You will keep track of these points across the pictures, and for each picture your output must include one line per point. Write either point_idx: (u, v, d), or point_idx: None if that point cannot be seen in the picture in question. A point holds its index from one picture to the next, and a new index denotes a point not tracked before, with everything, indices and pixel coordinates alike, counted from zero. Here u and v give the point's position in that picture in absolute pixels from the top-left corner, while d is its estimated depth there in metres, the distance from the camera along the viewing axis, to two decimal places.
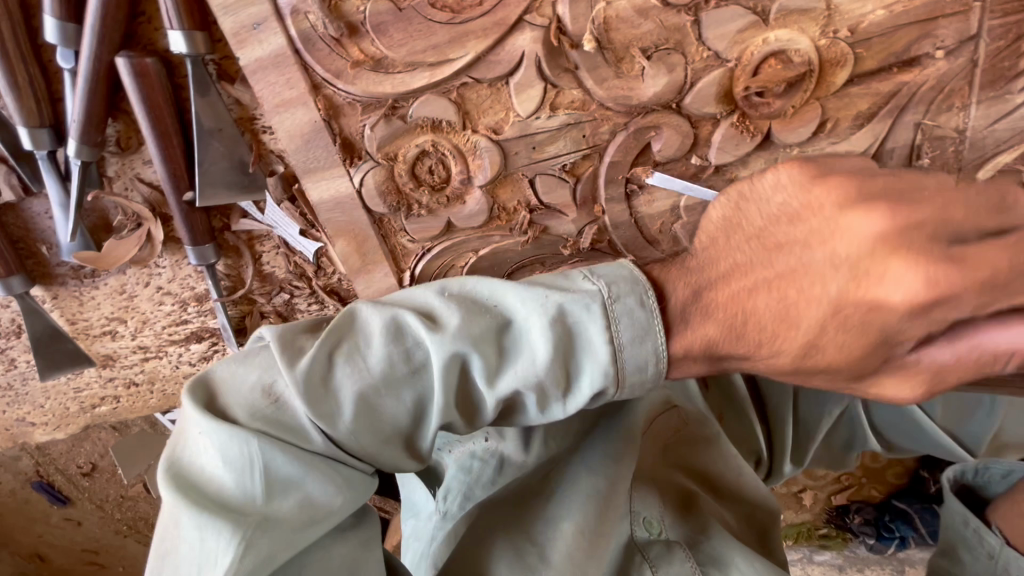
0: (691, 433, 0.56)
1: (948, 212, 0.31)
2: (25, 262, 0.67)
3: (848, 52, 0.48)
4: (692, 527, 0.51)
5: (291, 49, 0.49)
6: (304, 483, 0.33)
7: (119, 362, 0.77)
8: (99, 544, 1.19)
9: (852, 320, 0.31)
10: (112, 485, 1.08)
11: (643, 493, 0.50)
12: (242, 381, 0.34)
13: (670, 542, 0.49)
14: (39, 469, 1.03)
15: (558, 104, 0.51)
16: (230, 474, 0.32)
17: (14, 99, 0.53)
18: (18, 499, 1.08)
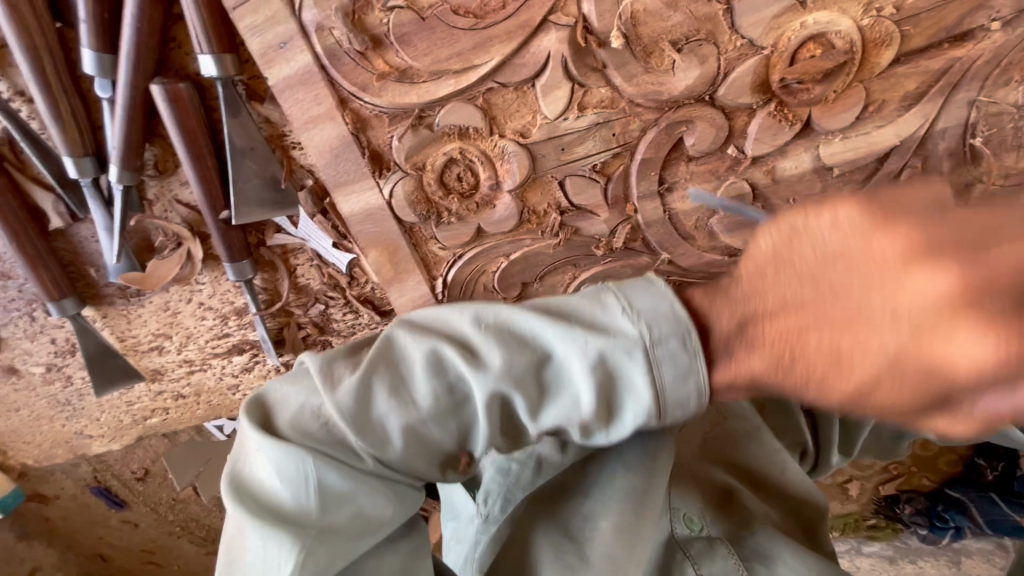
0: (728, 427, 0.56)
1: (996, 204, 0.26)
2: (76, 284, 0.70)
3: (894, 31, 0.45)
4: (735, 523, 0.50)
5: (318, 66, 0.49)
6: (355, 497, 0.33)
7: (167, 375, 0.80)
8: (155, 544, 1.25)
9: (909, 325, 0.26)
10: (165, 489, 1.12)
11: (681, 490, 0.51)
12: (292, 400, 0.34)
13: (712, 538, 0.49)
14: (97, 475, 1.08)
15: (586, 103, 0.50)
16: (286, 488, 0.32)
17: (59, 131, 0.55)
18: (79, 504, 1.13)
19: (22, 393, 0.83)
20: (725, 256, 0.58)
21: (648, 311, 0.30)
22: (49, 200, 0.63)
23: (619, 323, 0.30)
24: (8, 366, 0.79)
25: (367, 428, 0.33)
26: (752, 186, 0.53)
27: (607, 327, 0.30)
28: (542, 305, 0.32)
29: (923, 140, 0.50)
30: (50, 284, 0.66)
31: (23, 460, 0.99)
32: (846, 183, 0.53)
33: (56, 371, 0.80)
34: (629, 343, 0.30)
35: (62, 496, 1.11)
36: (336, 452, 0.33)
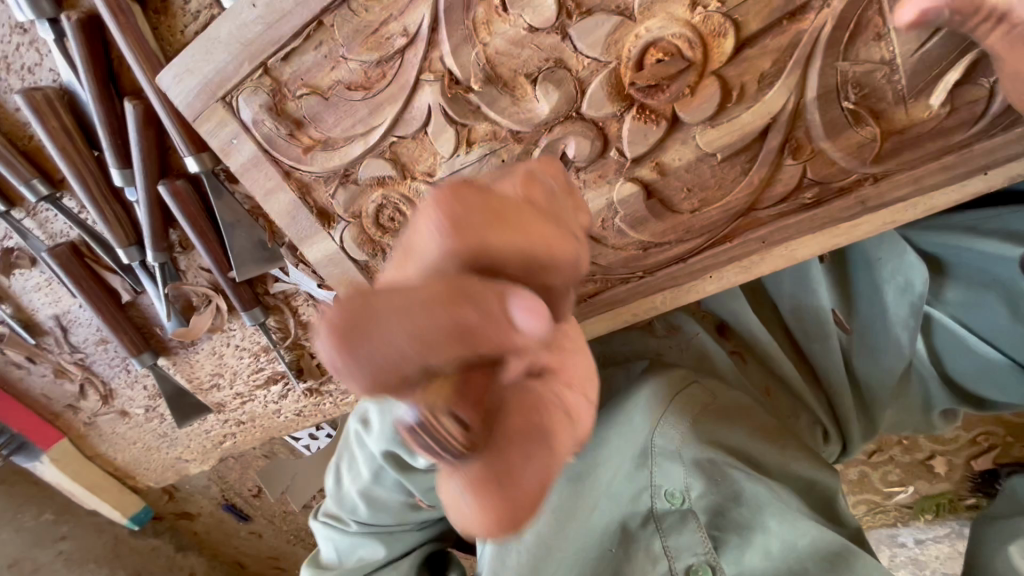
0: (714, 405, 0.71)
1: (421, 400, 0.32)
2: (150, 341, 0.90)
3: (725, 22, 0.47)
4: (716, 491, 0.66)
5: (261, 151, 0.62)
6: (386, 499, 0.66)
7: (228, 407, 0.99)
8: (279, 551, 1.53)
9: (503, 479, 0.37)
10: (277, 504, 1.41)
11: (663, 465, 0.69)
12: (354, 455, 0.67)
13: (686, 511, 0.68)
14: (223, 495, 1.39)
15: (472, 139, 0.57)
16: (359, 502, 0.67)
17: (109, 230, 0.73)
18: (216, 519, 1.46)
19: (135, 430, 1.08)
20: (640, 249, 0.62)
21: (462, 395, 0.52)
22: (118, 280, 0.83)
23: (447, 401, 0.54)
24: (122, 410, 1.04)
25: (384, 471, 0.63)
26: (642, 183, 0.57)
27: None
28: None
29: (795, 113, 0.51)
30: (130, 343, 0.87)
31: (147, 482, 1.25)
32: (732, 167, 0.55)
33: (153, 410, 1.03)
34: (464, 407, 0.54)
35: (203, 514, 1.44)
36: (373, 484, 0.65)
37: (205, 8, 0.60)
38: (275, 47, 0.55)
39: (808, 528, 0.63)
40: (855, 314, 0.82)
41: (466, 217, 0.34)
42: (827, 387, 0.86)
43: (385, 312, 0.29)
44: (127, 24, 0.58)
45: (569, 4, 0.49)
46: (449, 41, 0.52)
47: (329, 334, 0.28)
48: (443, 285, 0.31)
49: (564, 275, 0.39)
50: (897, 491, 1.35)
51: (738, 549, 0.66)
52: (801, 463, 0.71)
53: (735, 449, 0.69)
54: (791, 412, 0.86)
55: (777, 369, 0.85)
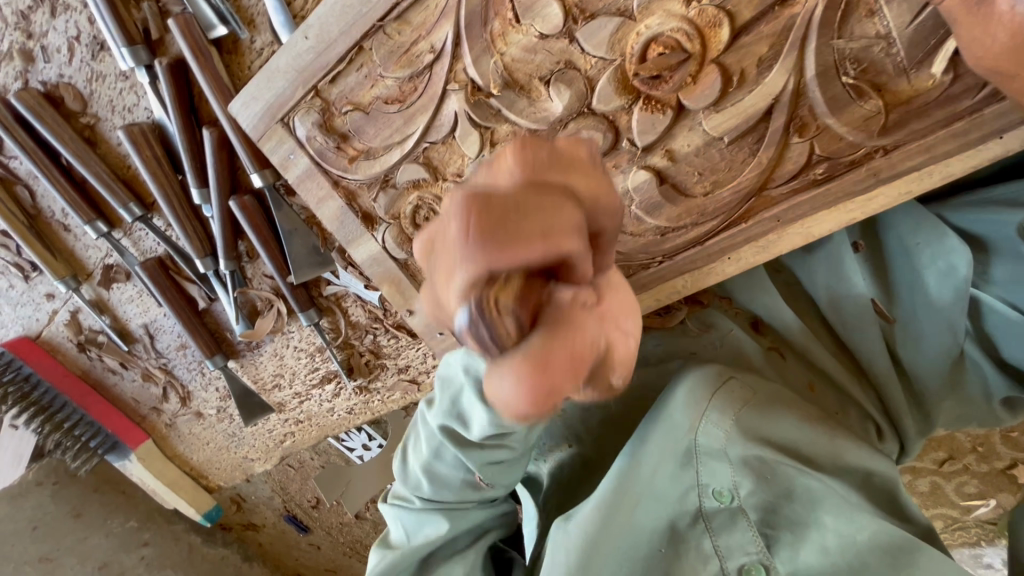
0: (755, 401, 0.70)
1: (511, 226, 0.28)
2: (221, 344, 1.00)
3: (720, 13, 0.51)
4: (770, 492, 0.65)
5: (314, 163, 0.70)
6: (448, 473, 0.66)
7: (288, 406, 1.08)
8: (336, 564, 1.59)
9: (562, 369, 0.31)
10: (333, 514, 1.48)
11: (709, 466, 0.67)
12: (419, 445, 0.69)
13: (736, 510, 0.65)
14: (286, 505, 1.49)
15: (496, 140, 0.63)
16: (425, 485, 0.67)
17: (189, 243, 0.84)
18: (279, 530, 1.55)
19: (208, 430, 1.19)
20: (658, 234, 0.65)
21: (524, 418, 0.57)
22: (196, 289, 0.94)
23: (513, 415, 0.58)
24: (197, 411, 1.16)
25: (444, 446, 0.64)
26: (654, 171, 0.61)
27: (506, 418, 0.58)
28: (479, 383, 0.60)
29: (796, 93, 0.53)
30: (204, 346, 0.98)
31: (218, 483, 1.36)
32: (740, 149, 0.57)
33: (223, 411, 1.14)
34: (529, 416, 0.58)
35: (267, 525, 1.54)
36: (434, 459, 0.66)
37: (268, 45, 0.70)
38: (323, 72, 0.64)
39: (867, 524, 0.60)
40: (897, 302, 0.79)
41: (538, 157, 0.34)
42: (874, 378, 0.81)
43: (497, 198, 0.29)
44: (207, 64, 0.69)
45: (575, 11, 0.54)
46: (470, 53, 0.58)
47: (475, 209, 0.28)
48: (540, 195, 0.31)
49: (615, 216, 0.37)
50: (977, 505, 1.24)
51: (792, 546, 0.63)
52: (853, 456, 0.69)
53: (783, 445, 0.68)
54: (838, 407, 0.80)
55: (819, 363, 0.81)
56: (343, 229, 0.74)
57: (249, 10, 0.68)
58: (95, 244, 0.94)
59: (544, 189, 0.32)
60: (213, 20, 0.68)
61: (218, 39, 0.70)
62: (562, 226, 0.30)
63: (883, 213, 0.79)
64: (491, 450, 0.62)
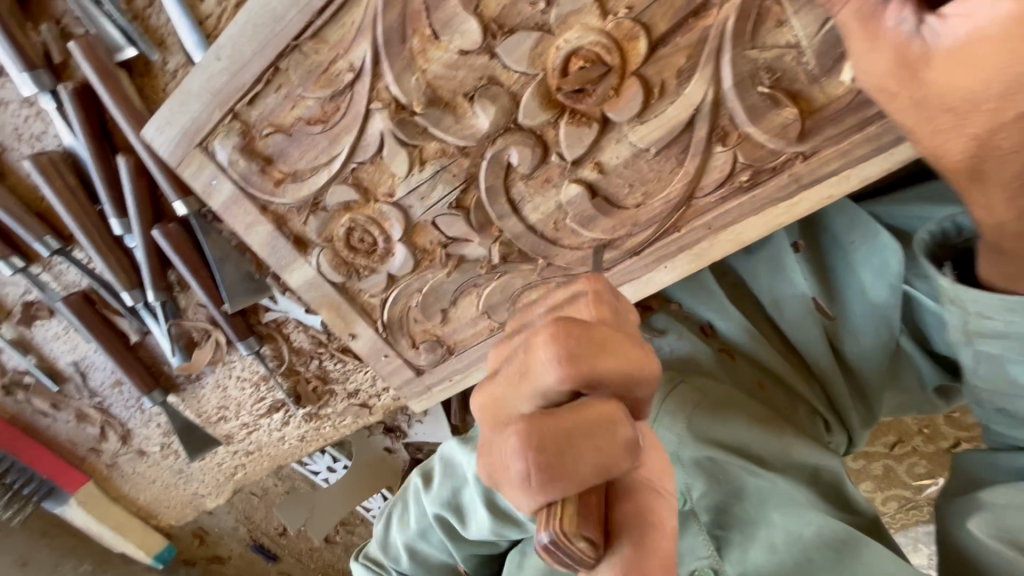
0: (708, 402, 0.71)
1: (571, 455, 0.36)
2: (160, 379, 0.96)
3: (636, 27, 0.51)
4: (726, 493, 0.66)
5: (238, 189, 0.67)
6: (430, 550, 0.68)
7: (236, 438, 1.03)
8: None
9: (586, 502, 0.38)
10: (301, 540, 1.43)
11: None
12: (397, 516, 0.70)
13: (690, 513, 0.68)
14: (251, 536, 1.43)
15: (425, 158, 0.62)
16: (399, 557, 0.70)
17: (114, 276, 0.80)
18: (245, 562, 1.49)
19: (153, 468, 1.13)
20: (596, 246, 0.64)
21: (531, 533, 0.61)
22: (127, 322, 0.89)
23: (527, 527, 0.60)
24: (139, 449, 1.09)
25: (433, 531, 0.67)
26: (586, 184, 0.60)
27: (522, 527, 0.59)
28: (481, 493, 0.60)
29: (716, 103, 0.54)
30: (140, 382, 0.93)
31: (168, 522, 1.29)
32: (668, 158, 0.57)
33: (168, 447, 1.08)
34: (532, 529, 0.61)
35: (232, 557, 1.48)
36: (418, 539, 0.68)
37: (181, 67, 0.66)
38: (240, 94, 0.61)
39: (813, 518, 0.62)
40: (834, 298, 0.81)
41: (569, 346, 0.38)
42: (819, 374, 0.83)
43: (551, 444, 0.36)
44: (115, 87, 0.65)
45: (493, 27, 0.53)
46: (391, 71, 0.57)
47: (532, 451, 0.36)
48: (584, 414, 0.37)
49: (650, 386, 0.40)
50: (927, 485, 1.29)
51: (741, 547, 0.66)
52: (802, 452, 0.71)
53: (734, 446, 0.69)
54: (787, 404, 0.81)
55: (766, 363, 0.83)
56: (278, 252, 0.71)
57: (159, 30, 0.65)
58: (12, 280, 0.88)
59: (585, 408, 0.37)
60: (121, 42, 0.64)
61: (129, 62, 0.66)
62: (598, 410, 0.37)
63: (820, 213, 0.82)
64: (483, 547, 0.67)
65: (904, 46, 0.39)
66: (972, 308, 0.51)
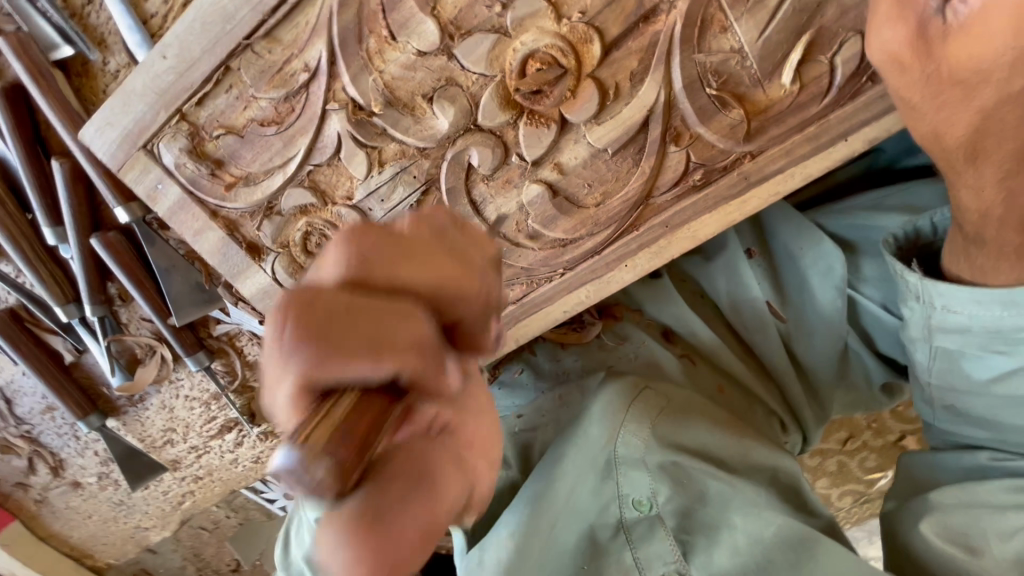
0: (673, 409, 0.74)
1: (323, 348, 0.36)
2: (97, 402, 0.89)
3: (590, 30, 0.53)
4: (691, 498, 0.69)
5: (186, 193, 0.64)
6: None
7: (183, 462, 0.97)
8: None
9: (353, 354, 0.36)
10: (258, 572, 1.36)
11: (632, 480, 0.70)
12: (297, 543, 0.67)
13: (655, 519, 0.70)
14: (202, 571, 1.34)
15: (384, 159, 0.61)
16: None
17: (45, 290, 0.74)
18: None
19: (89, 501, 1.04)
20: (559, 246, 0.65)
21: None
22: (60, 341, 0.83)
23: None
24: (73, 481, 1.01)
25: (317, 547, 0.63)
26: (547, 184, 0.61)
27: None
28: None
29: (668, 104, 0.56)
30: (75, 405, 0.86)
31: (106, 561, 1.19)
32: (624, 159, 0.59)
33: (106, 477, 1.00)
34: None
35: None
36: (310, 558, 0.65)
37: (123, 67, 0.63)
38: (187, 94, 0.59)
39: (772, 520, 0.67)
40: (787, 301, 0.84)
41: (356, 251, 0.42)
42: (776, 376, 0.87)
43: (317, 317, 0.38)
44: (50, 87, 0.61)
45: (450, 28, 0.54)
46: (348, 71, 0.56)
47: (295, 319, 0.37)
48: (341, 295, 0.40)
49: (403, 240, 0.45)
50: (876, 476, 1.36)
51: (706, 551, 0.68)
52: (760, 454, 0.74)
53: (697, 448, 0.72)
54: (745, 406, 0.86)
55: (725, 365, 0.86)
56: (229, 260, 0.68)
57: (99, 29, 0.62)
58: None
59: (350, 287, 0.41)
60: (56, 39, 0.60)
61: (63, 61, 0.63)
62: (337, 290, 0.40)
63: (767, 219, 0.84)
64: None
65: (927, 21, 0.49)
66: (940, 304, 0.64)
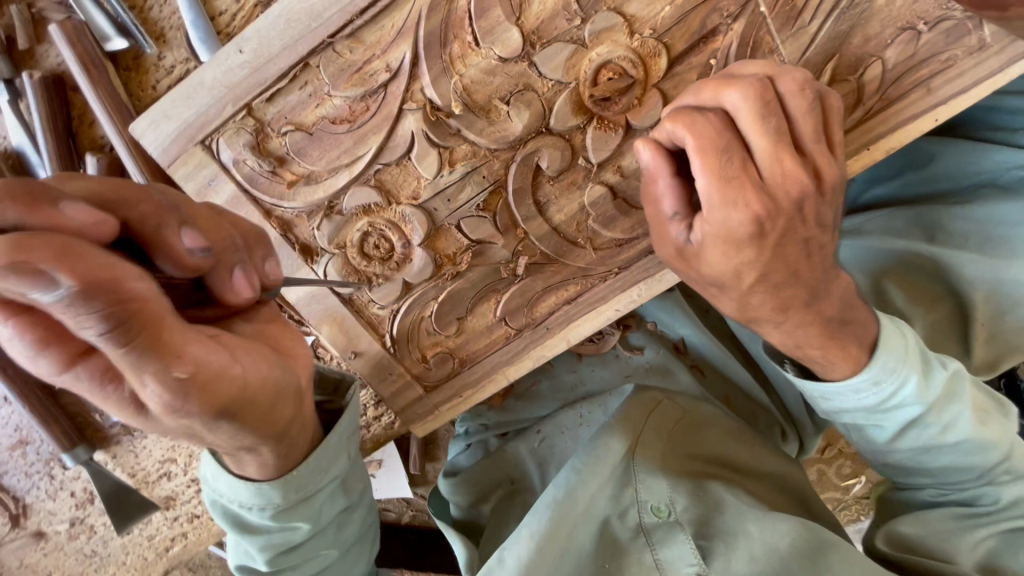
0: (689, 419, 0.79)
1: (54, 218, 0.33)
2: (85, 432, 0.79)
3: (658, 45, 0.59)
4: (708, 508, 0.71)
5: (241, 191, 0.62)
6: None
7: (180, 499, 0.87)
8: None
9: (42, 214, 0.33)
10: None
11: (649, 486, 0.72)
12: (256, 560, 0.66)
13: (675, 523, 0.70)
14: None
15: (454, 159, 0.63)
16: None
17: None
18: None
19: (51, 556, 0.89)
20: (616, 245, 0.69)
21: (274, 501, 0.56)
22: None
23: (259, 505, 0.56)
24: (36, 532, 0.87)
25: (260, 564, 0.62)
26: (609, 186, 0.65)
27: (256, 508, 0.56)
28: (226, 521, 0.58)
29: None
30: (61, 436, 0.76)
31: None
32: None
33: (81, 524, 0.87)
34: (269, 503, 0.56)
35: None
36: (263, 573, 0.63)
37: (181, 62, 0.62)
38: (259, 89, 0.58)
39: (786, 530, 0.66)
40: None
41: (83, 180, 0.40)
42: (775, 387, 0.89)
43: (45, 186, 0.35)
44: (100, 79, 0.59)
45: (532, 37, 0.58)
46: (429, 73, 0.58)
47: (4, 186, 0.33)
48: (88, 188, 0.39)
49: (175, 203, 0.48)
50: (853, 483, 1.45)
51: (724, 557, 0.67)
52: (768, 461, 0.78)
53: (712, 457, 0.77)
54: (749, 414, 0.89)
55: (733, 378, 0.89)
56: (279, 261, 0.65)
57: (159, 23, 0.61)
58: None
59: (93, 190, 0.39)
60: (110, 32, 0.59)
61: (114, 54, 0.61)
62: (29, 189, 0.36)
63: None
64: (309, 551, 0.62)
65: None
66: (819, 396, 0.61)
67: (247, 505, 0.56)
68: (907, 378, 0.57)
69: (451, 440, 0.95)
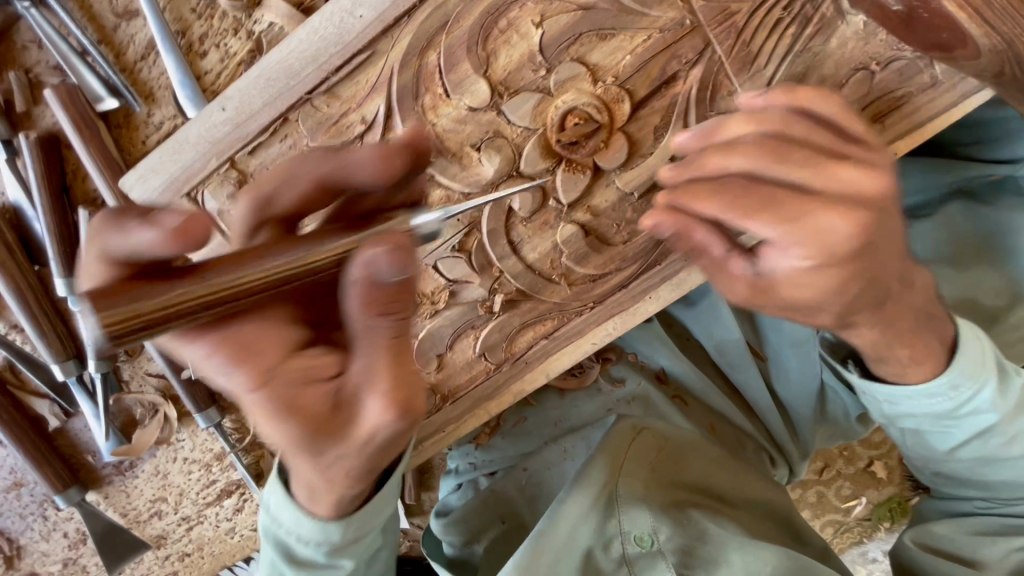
0: (674, 446, 0.78)
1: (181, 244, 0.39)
2: (78, 473, 0.80)
3: (621, 91, 0.62)
4: (692, 536, 0.71)
5: (225, 239, 0.64)
6: None
7: (170, 538, 0.88)
8: None
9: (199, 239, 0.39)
10: None
11: (633, 516, 0.72)
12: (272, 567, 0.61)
13: (659, 553, 0.70)
14: None
15: (429, 204, 0.65)
16: None
17: (45, 345, 0.69)
18: None
19: None
20: (589, 281, 0.70)
21: (326, 534, 0.51)
22: (46, 405, 0.77)
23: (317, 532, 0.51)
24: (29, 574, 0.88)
25: None
26: (580, 225, 0.67)
27: (314, 534, 0.51)
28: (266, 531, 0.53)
29: None
30: (55, 478, 0.77)
31: None
32: (649, 201, 0.67)
33: (73, 564, 0.88)
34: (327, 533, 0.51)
35: None
36: None
37: (168, 118, 0.65)
38: (241, 143, 0.61)
39: (768, 557, 0.67)
40: (765, 342, 0.89)
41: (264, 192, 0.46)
42: (758, 412, 0.91)
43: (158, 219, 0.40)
44: (91, 137, 0.62)
45: (500, 87, 0.61)
46: (402, 124, 0.61)
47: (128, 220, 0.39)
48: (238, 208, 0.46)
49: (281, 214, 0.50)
50: (854, 505, 1.42)
51: None
52: (753, 488, 0.79)
53: (697, 486, 0.77)
54: (736, 441, 0.89)
55: (715, 406, 0.90)
56: None
57: (148, 83, 0.65)
58: None
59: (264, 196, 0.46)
60: (102, 92, 0.62)
61: (106, 113, 0.64)
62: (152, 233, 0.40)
63: None
64: None
65: None
66: (883, 398, 0.59)
67: (303, 525, 0.51)
68: (985, 383, 0.57)
69: (442, 478, 0.96)
